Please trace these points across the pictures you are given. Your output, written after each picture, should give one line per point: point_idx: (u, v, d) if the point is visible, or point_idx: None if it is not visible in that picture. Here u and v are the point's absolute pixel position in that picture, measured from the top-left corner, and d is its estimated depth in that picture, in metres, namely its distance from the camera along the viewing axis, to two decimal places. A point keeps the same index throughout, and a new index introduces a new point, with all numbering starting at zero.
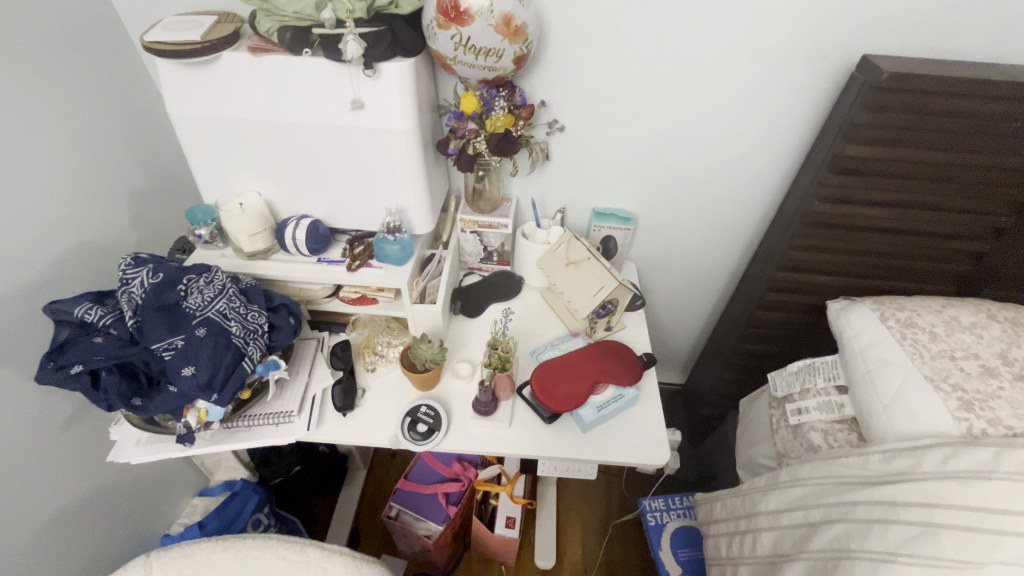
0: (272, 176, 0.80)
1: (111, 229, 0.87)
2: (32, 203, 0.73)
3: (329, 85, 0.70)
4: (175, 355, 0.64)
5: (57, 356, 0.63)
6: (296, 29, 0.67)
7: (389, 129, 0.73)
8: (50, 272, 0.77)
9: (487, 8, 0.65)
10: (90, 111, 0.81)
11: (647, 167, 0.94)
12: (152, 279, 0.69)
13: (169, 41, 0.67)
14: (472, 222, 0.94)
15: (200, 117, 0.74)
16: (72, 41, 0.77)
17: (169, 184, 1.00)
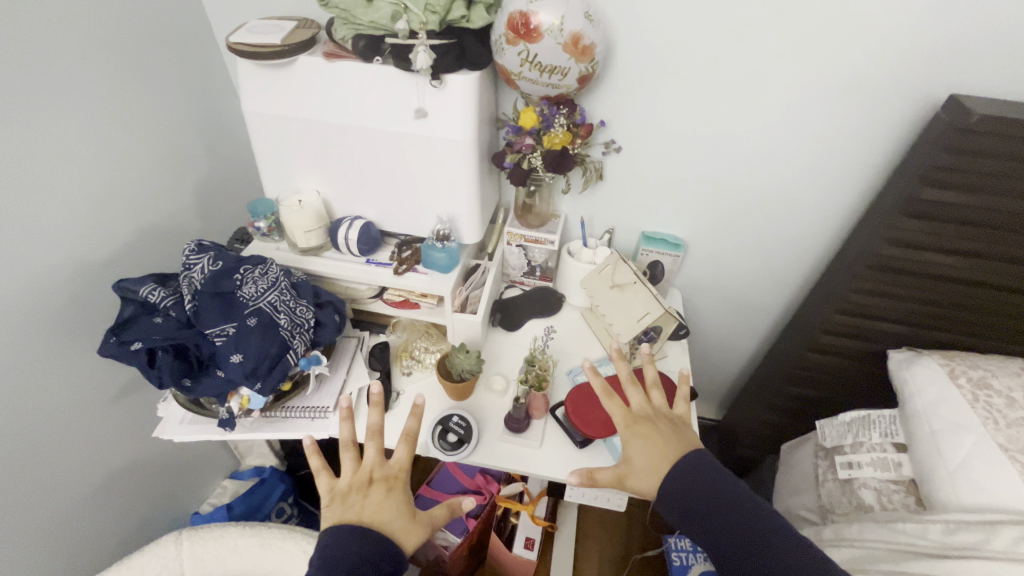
0: (332, 177, 0.83)
1: (176, 216, 0.92)
2: (107, 185, 0.78)
3: (396, 93, 0.72)
4: (225, 342, 0.66)
5: (120, 332, 0.66)
6: (370, 38, 0.69)
7: (448, 140, 0.74)
8: (116, 251, 0.81)
9: (556, 27, 0.66)
10: (169, 104, 0.86)
11: (702, 195, 0.91)
12: (212, 267, 0.72)
13: (251, 43, 0.70)
14: (519, 236, 0.94)
15: (271, 116, 0.77)
16: (161, 37, 0.82)
17: (235, 177, 1.05)
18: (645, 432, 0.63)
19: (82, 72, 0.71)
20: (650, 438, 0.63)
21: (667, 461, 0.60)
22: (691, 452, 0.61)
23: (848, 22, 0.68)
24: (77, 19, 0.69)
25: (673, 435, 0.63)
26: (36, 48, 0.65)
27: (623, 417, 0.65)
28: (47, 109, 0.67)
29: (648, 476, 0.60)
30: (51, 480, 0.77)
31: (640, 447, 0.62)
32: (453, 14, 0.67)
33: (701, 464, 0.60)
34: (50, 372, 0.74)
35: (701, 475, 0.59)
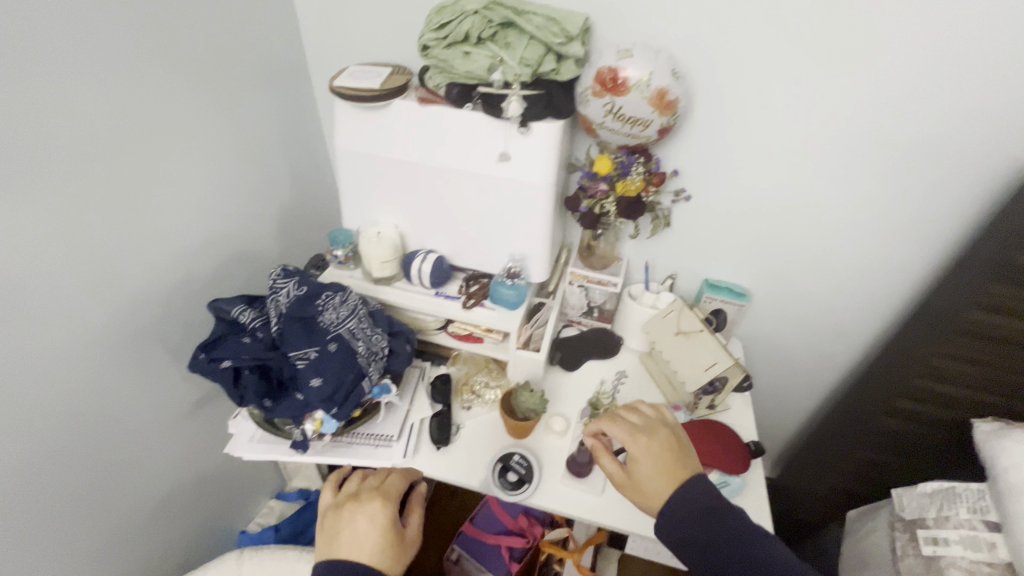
0: (410, 211, 0.86)
1: (258, 239, 0.97)
2: (201, 208, 0.83)
3: (484, 137, 0.75)
4: (307, 365, 0.69)
5: (210, 349, 0.69)
6: (463, 86, 0.73)
7: (528, 182, 0.77)
8: (202, 269, 0.86)
9: (643, 81, 0.69)
10: (264, 137, 0.93)
11: (772, 246, 0.91)
12: (298, 292, 0.76)
13: (353, 87, 0.76)
14: (582, 276, 0.95)
15: (361, 153, 0.82)
16: (265, 78, 0.89)
17: (314, 206, 1.11)
18: (655, 449, 0.66)
19: (195, 106, 0.78)
20: (658, 458, 0.65)
21: (671, 488, 0.62)
22: (695, 480, 0.62)
23: (936, 85, 0.68)
24: (198, 59, 0.76)
25: (680, 459, 0.65)
26: (161, 84, 0.71)
27: (634, 439, 0.67)
28: (162, 137, 0.74)
29: (646, 494, 0.63)
30: (120, 486, 0.80)
31: (645, 470, 0.64)
32: (544, 68, 0.71)
33: (703, 496, 0.61)
34: (135, 380, 0.78)
35: (703, 505, 0.60)
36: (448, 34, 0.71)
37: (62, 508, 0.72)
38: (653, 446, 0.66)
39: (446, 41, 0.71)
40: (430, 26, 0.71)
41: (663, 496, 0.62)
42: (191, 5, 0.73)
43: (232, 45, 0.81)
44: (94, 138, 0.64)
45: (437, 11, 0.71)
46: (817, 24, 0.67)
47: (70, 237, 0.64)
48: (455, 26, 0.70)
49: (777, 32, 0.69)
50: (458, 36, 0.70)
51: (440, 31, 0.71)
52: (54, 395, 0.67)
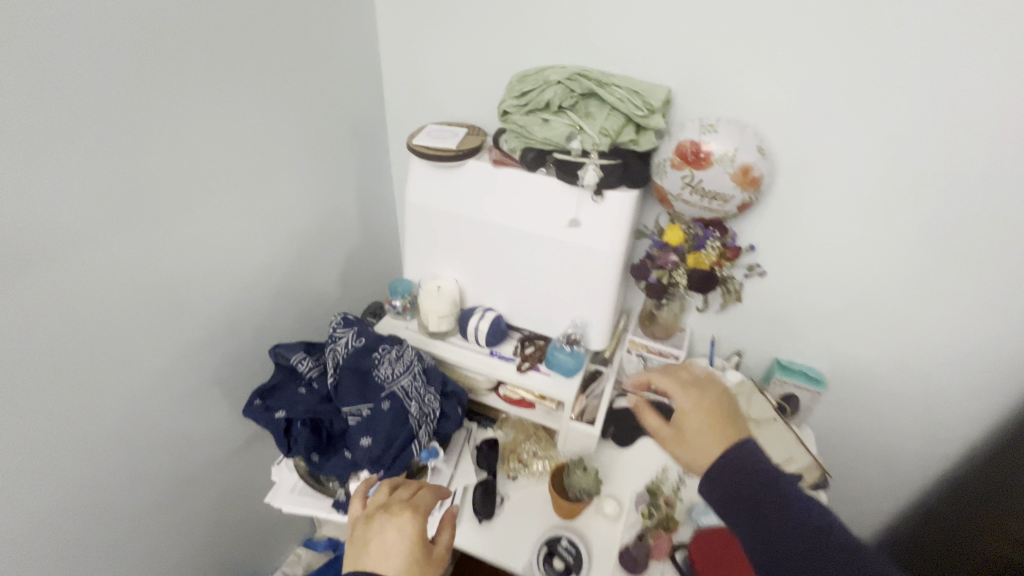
0: (472, 268, 0.86)
1: (321, 283, 0.99)
2: (272, 251, 0.86)
3: (555, 202, 0.75)
4: (359, 423, 0.67)
5: (266, 397, 0.69)
6: (538, 151, 0.74)
7: (597, 250, 0.75)
8: (264, 309, 0.88)
9: (727, 157, 0.67)
10: (337, 187, 0.96)
11: (857, 332, 0.83)
12: (356, 343, 0.75)
13: (429, 146, 0.78)
14: (642, 346, 0.91)
15: (430, 209, 0.83)
16: (344, 133, 0.93)
17: (377, 253, 1.13)
18: (705, 408, 0.56)
19: (278, 155, 0.82)
20: (707, 417, 0.55)
21: (721, 445, 0.52)
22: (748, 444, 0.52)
23: None
24: (286, 113, 0.81)
25: (733, 422, 0.55)
26: (251, 135, 0.76)
27: (675, 391, 0.60)
28: (245, 183, 0.77)
29: (688, 450, 0.54)
30: (157, 523, 0.79)
31: (686, 424, 0.56)
32: (623, 137, 0.70)
33: (760, 454, 0.51)
34: (189, 416, 0.79)
35: (755, 473, 0.49)
36: (530, 101, 0.72)
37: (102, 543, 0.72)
38: (691, 402, 0.58)
39: (528, 108, 0.72)
40: (513, 93, 0.73)
41: (711, 452, 0.52)
42: (287, 66, 0.79)
43: (319, 101, 0.86)
44: (185, 183, 0.68)
45: (521, 80, 0.73)
46: (915, 107, 0.63)
47: (150, 274, 0.67)
48: (538, 94, 0.71)
49: (868, 113, 0.66)
50: (539, 104, 0.71)
51: (523, 98, 0.72)
52: (115, 428, 0.68)
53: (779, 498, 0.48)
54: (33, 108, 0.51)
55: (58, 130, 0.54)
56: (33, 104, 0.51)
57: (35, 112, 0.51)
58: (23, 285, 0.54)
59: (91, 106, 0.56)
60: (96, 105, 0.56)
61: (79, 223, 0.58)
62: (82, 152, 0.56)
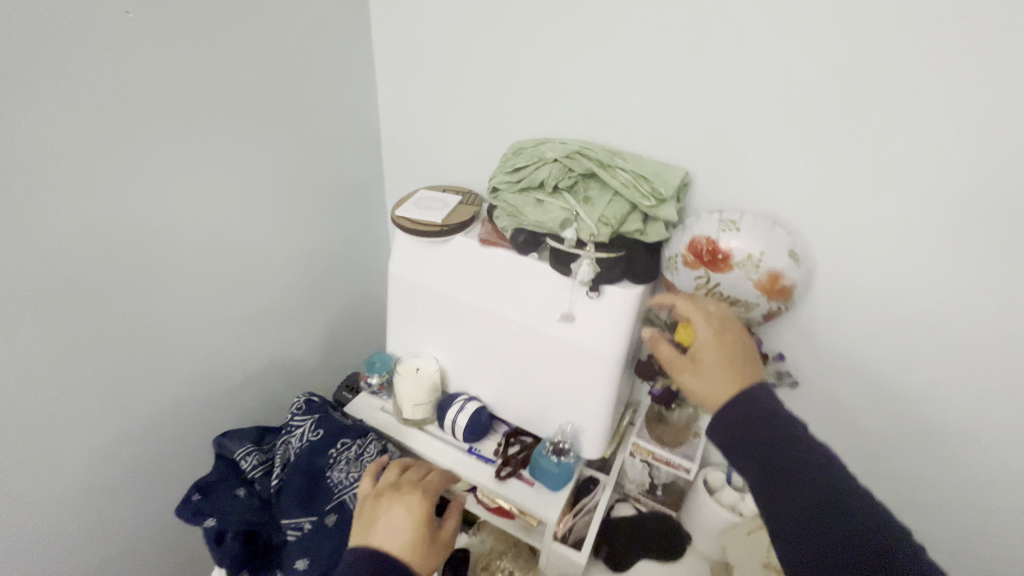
0: (456, 351, 0.76)
1: (300, 348, 0.92)
2: (247, 318, 0.80)
3: (547, 292, 0.65)
4: (296, 541, 0.58)
5: (199, 497, 0.61)
6: (531, 233, 0.64)
7: (591, 350, 0.64)
8: (232, 379, 0.81)
9: (751, 260, 0.55)
10: (326, 247, 0.89)
11: (910, 477, 0.67)
12: (312, 436, 0.67)
13: (414, 219, 0.70)
14: (648, 452, 0.78)
15: (412, 283, 0.75)
16: (336, 191, 0.87)
17: (369, 314, 1.05)
18: (720, 343, 0.52)
19: (259, 218, 0.76)
20: (722, 349, 0.51)
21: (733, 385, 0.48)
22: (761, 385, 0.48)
23: None
24: (271, 174, 0.75)
25: (749, 362, 0.50)
26: (226, 199, 0.70)
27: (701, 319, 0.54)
28: (217, 249, 0.72)
29: (699, 387, 0.50)
30: None
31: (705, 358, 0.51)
32: (628, 227, 0.60)
33: (773, 395, 0.47)
34: (130, 498, 0.72)
35: (768, 418, 0.45)
36: (524, 179, 0.63)
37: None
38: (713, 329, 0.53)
39: (520, 186, 0.64)
40: (506, 169, 0.65)
41: (722, 390, 0.49)
42: (274, 127, 0.73)
43: (310, 160, 0.80)
44: (143, 253, 0.63)
45: (517, 154, 0.65)
46: (998, 215, 0.50)
47: (92, 350, 0.61)
48: (532, 172, 0.63)
49: (936, 221, 0.54)
50: (534, 183, 0.63)
51: (516, 175, 0.64)
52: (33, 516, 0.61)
53: (796, 463, 0.42)
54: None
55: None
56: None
57: None
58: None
59: (29, 178, 0.51)
60: (30, 178, 0.51)
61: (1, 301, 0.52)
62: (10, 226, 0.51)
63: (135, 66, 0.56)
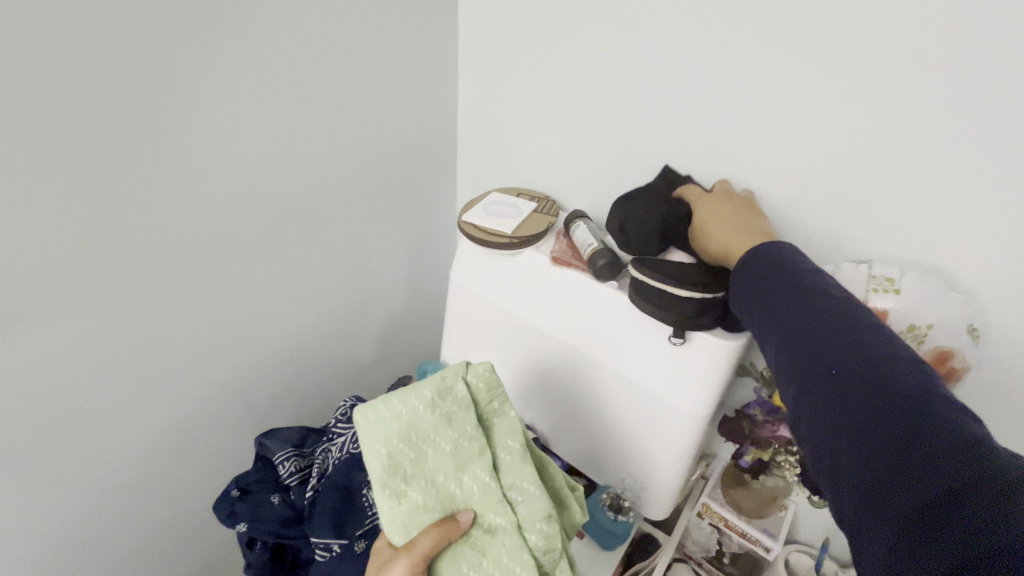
0: (513, 371, 0.69)
1: (352, 347, 0.89)
2: (304, 309, 0.77)
3: (626, 331, 0.56)
4: (322, 562, 0.55)
5: (239, 498, 0.59)
6: (611, 258, 0.55)
7: (671, 406, 0.55)
8: (282, 377, 0.79)
9: (911, 333, 0.47)
10: (390, 241, 0.85)
11: None
12: (353, 448, 0.62)
13: (482, 228, 0.64)
14: (720, 517, 0.67)
15: (474, 294, 0.68)
16: (407, 184, 0.82)
17: (428, 313, 1.01)
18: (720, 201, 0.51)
19: (325, 216, 0.73)
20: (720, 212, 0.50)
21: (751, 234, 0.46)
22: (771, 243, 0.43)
23: None
24: (341, 171, 0.72)
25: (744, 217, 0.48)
26: (294, 195, 0.67)
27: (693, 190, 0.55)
28: (281, 245, 0.69)
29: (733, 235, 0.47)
30: None
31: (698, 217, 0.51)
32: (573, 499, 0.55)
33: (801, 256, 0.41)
34: (170, 497, 0.70)
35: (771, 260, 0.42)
36: (519, 505, 0.50)
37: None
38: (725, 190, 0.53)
39: (526, 517, 0.50)
40: (441, 469, 0.50)
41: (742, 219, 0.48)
42: (349, 112, 0.68)
43: (386, 154, 0.76)
44: (205, 248, 0.60)
45: (476, 371, 0.53)
46: None
47: (155, 339, 0.60)
48: (467, 557, 0.49)
49: None
50: (457, 421, 0.51)
51: (507, 464, 0.52)
52: (72, 508, 0.59)
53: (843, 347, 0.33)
54: (30, 164, 0.44)
55: (57, 192, 0.46)
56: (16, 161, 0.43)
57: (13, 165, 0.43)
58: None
59: (110, 165, 0.49)
60: (98, 158, 0.48)
61: (48, 291, 0.49)
62: (74, 212, 0.48)
63: (221, 57, 0.53)
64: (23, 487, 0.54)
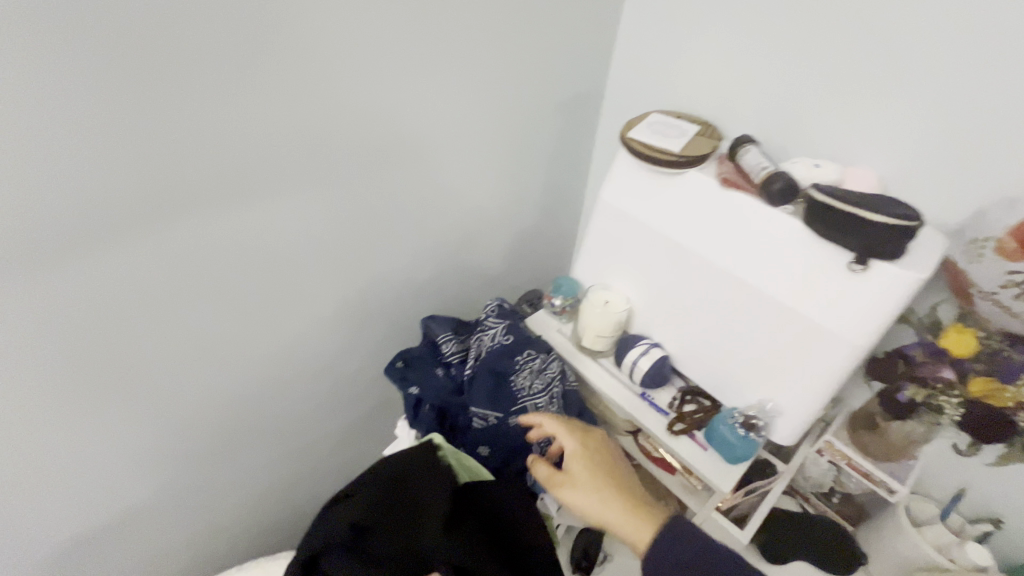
0: (652, 290, 0.72)
1: (487, 258, 0.94)
2: (456, 214, 0.82)
3: (791, 254, 0.56)
4: (483, 429, 0.64)
5: (407, 366, 0.69)
6: (787, 180, 0.56)
7: (827, 331, 0.56)
8: (433, 276, 0.86)
9: None
10: (537, 157, 0.87)
11: None
12: (503, 339, 0.70)
13: (648, 143, 0.65)
14: (842, 455, 0.68)
15: (627, 211, 0.70)
16: (560, 99, 0.83)
17: (555, 234, 1.03)
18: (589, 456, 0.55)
19: (486, 124, 0.75)
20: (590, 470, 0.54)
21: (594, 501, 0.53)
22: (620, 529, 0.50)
23: None
24: (504, 78, 0.73)
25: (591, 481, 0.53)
26: (465, 97, 0.70)
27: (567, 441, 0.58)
28: (448, 149, 0.73)
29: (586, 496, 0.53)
30: (293, 433, 0.84)
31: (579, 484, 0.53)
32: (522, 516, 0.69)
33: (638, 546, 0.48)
34: (332, 359, 0.81)
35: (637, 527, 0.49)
36: None
37: (248, 454, 0.79)
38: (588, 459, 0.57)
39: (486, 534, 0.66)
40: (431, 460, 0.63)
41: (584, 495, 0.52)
42: (522, 15, 0.69)
43: (546, 64, 0.76)
44: (388, 143, 0.66)
45: None
46: None
47: (340, 217, 0.67)
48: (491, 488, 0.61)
49: None
50: None
51: None
52: (266, 349, 0.71)
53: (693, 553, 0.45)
54: (270, 29, 0.49)
55: (286, 62, 0.52)
56: (260, 44, 0.49)
57: (256, 28, 0.48)
58: (218, 219, 0.56)
59: (326, 41, 0.53)
60: (319, 33, 0.52)
61: (272, 157, 0.56)
62: (294, 80, 0.53)
63: None
64: (236, 324, 0.65)
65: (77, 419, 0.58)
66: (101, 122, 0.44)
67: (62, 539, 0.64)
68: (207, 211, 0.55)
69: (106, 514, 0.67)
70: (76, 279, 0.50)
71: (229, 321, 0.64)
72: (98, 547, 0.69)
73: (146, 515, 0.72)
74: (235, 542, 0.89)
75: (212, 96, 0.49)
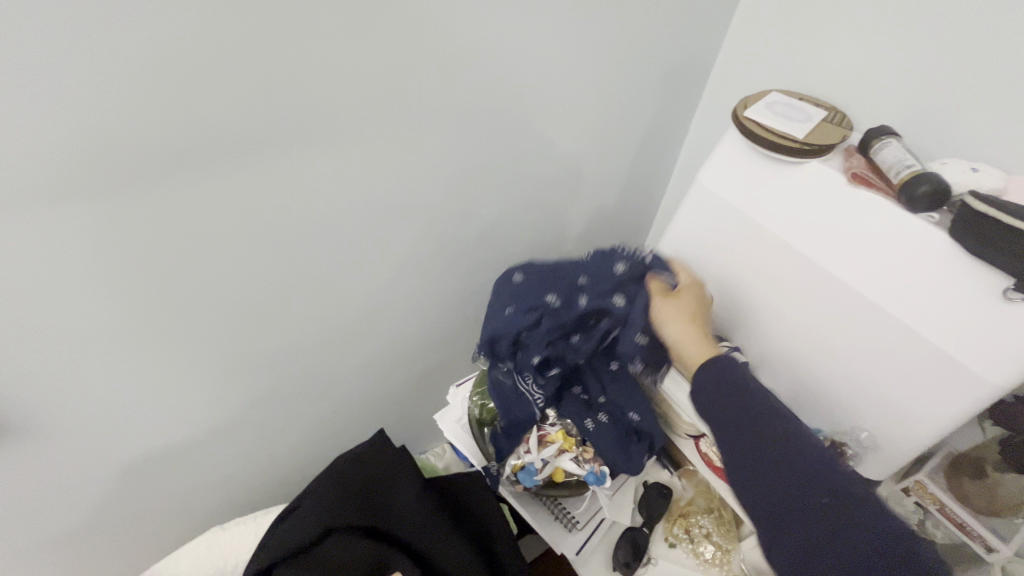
0: (742, 291, 0.65)
1: (559, 233, 0.89)
2: (536, 183, 0.77)
3: (928, 272, 0.49)
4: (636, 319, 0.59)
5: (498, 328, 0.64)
6: (935, 183, 0.48)
7: (961, 366, 0.48)
8: (503, 248, 0.84)
9: None
10: (629, 130, 0.80)
11: None
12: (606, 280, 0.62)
13: (767, 125, 0.57)
14: (935, 499, 0.61)
15: (727, 200, 0.63)
16: (665, 67, 0.75)
17: (631, 214, 0.97)
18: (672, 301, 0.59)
19: (586, 89, 0.69)
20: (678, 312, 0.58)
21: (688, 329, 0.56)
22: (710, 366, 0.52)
23: None
24: (612, 38, 0.66)
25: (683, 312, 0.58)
26: (568, 54, 0.64)
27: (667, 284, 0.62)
28: (542, 111, 0.68)
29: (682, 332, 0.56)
30: (347, 388, 0.84)
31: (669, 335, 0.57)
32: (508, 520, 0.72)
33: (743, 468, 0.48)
34: (393, 319, 0.79)
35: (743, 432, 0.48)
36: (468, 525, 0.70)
37: (306, 402, 0.80)
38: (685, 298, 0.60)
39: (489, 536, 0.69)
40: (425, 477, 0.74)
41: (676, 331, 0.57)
42: None
43: (659, 26, 0.68)
44: (481, 103, 0.61)
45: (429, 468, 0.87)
46: None
47: (423, 174, 0.63)
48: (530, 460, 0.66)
49: None
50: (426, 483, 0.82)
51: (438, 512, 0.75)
52: (334, 304, 0.69)
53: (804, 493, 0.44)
54: None
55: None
56: None
57: None
58: (307, 166, 0.53)
59: None
60: None
61: (365, 106, 0.53)
62: (398, 21, 0.49)
63: None
64: (308, 277, 0.63)
65: (155, 353, 0.58)
66: (209, 50, 0.41)
67: (125, 468, 0.65)
68: (293, 158, 0.52)
69: (169, 448, 0.69)
70: (169, 217, 0.48)
71: (302, 272, 0.62)
72: (160, 479, 0.71)
73: (209, 450, 0.74)
74: (284, 485, 0.91)
75: (314, 32, 0.45)
